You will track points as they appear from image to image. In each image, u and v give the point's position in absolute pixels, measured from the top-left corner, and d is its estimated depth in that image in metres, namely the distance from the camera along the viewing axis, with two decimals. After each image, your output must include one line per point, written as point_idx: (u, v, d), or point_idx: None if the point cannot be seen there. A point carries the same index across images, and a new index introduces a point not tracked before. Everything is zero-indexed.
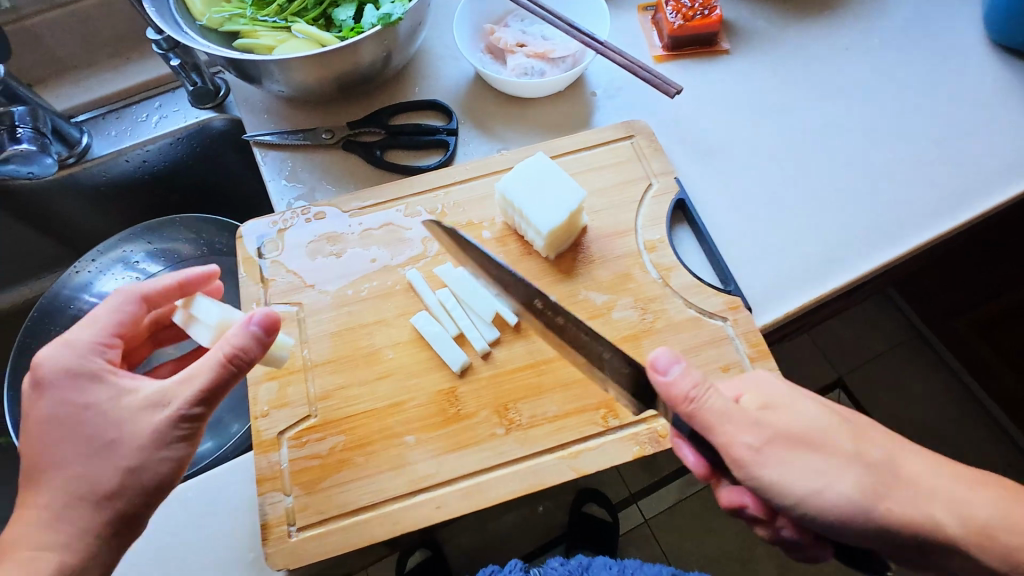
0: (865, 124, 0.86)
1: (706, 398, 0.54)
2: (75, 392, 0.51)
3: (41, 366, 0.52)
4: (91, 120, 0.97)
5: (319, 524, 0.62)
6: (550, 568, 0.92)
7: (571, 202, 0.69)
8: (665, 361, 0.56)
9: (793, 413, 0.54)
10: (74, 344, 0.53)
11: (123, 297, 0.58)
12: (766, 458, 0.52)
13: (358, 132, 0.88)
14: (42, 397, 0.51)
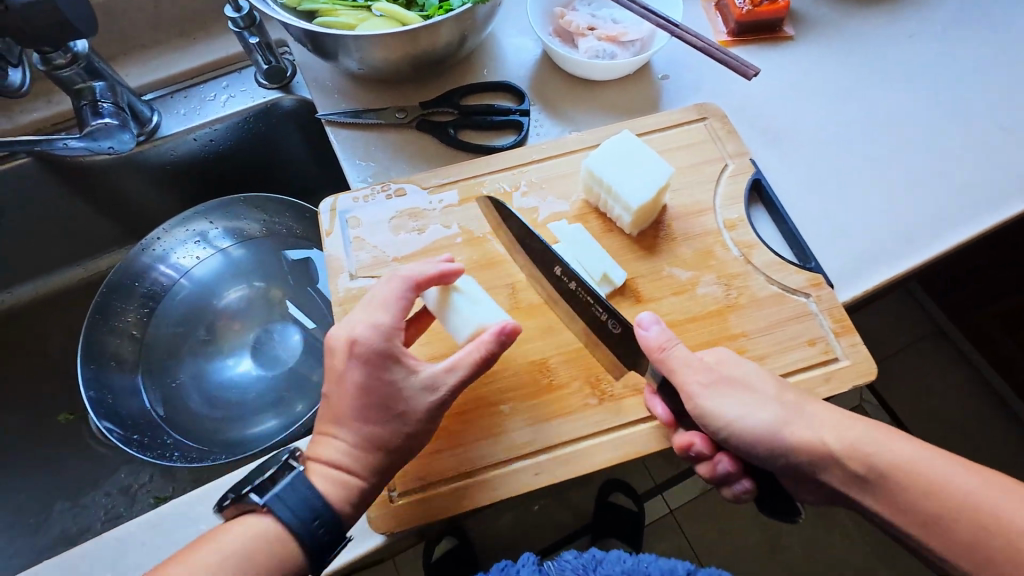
0: (931, 108, 0.88)
1: (674, 350, 0.62)
2: (370, 376, 0.58)
3: (353, 344, 0.58)
4: (159, 99, 0.97)
5: (418, 490, 0.63)
6: (561, 559, 0.80)
7: (659, 178, 0.71)
8: (647, 320, 0.64)
9: (738, 366, 0.62)
10: (375, 330, 0.59)
11: (400, 288, 0.62)
12: (708, 395, 0.60)
13: (432, 112, 0.89)
14: (351, 373, 0.58)
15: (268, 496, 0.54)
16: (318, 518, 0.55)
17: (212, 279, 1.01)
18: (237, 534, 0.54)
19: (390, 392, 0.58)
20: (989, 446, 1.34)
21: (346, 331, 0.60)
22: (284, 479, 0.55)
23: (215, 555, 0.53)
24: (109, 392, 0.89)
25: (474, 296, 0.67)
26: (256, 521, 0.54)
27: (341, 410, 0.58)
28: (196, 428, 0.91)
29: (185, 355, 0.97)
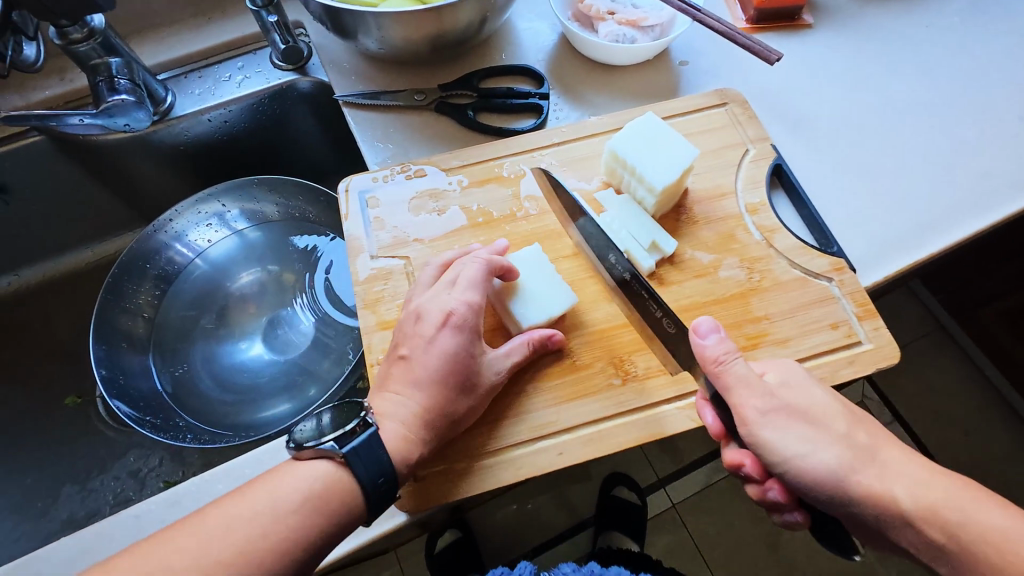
0: (949, 96, 0.87)
1: (733, 364, 0.57)
2: (459, 349, 0.61)
3: (449, 316, 0.62)
4: (173, 79, 0.96)
5: (441, 470, 0.63)
6: (562, 572, 0.90)
7: (684, 159, 0.71)
8: (706, 328, 0.60)
9: (803, 391, 0.57)
10: (467, 307, 0.63)
11: (481, 271, 0.66)
12: (765, 422, 0.55)
13: (451, 94, 0.88)
14: (440, 341, 0.61)
15: (348, 447, 0.54)
16: (385, 475, 0.55)
17: (226, 261, 1.00)
18: (312, 475, 0.53)
19: (467, 370, 0.61)
20: (991, 442, 1.34)
21: (439, 304, 0.63)
22: (366, 432, 0.55)
23: (291, 492, 0.52)
24: (121, 372, 0.88)
25: (546, 279, 0.70)
26: (329, 467, 0.54)
27: (418, 377, 0.60)
28: (208, 411, 0.90)
29: (196, 339, 0.96)
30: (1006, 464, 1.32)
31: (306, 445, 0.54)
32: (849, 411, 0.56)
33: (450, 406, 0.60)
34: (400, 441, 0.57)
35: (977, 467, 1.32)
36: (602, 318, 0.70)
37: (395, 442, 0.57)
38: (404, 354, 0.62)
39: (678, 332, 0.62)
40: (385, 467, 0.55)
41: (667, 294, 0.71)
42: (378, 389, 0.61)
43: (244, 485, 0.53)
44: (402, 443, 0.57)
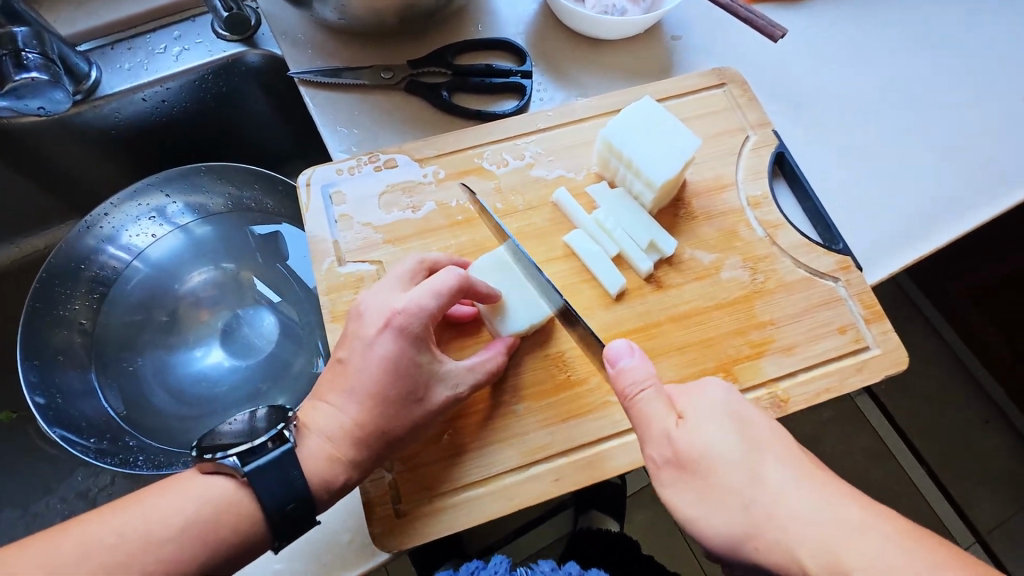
0: (953, 76, 0.83)
1: (637, 399, 0.51)
2: (398, 357, 0.53)
3: (391, 319, 0.54)
4: (98, 51, 0.83)
5: (428, 503, 0.57)
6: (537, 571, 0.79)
7: (684, 149, 0.65)
8: (618, 352, 0.53)
9: (704, 435, 0.48)
10: (416, 312, 0.54)
11: (453, 287, 0.56)
12: (662, 478, 0.49)
13: (423, 72, 0.79)
14: (379, 346, 0.53)
15: (250, 465, 0.48)
16: (294, 500, 0.48)
17: (172, 261, 0.90)
18: (210, 492, 0.48)
19: (405, 385, 0.53)
20: (957, 416, 1.37)
21: (386, 302, 0.55)
22: (275, 451, 0.49)
23: (180, 511, 0.47)
24: (59, 393, 0.78)
25: (522, 282, 0.63)
26: (231, 485, 0.49)
27: (352, 385, 0.53)
28: (162, 428, 0.81)
29: (144, 347, 0.86)
30: (973, 437, 1.35)
31: (205, 457, 0.48)
32: (760, 451, 0.47)
33: (384, 419, 0.52)
34: (324, 459, 0.51)
35: (946, 443, 1.35)
36: None
37: (314, 465, 0.51)
38: (341, 357, 0.55)
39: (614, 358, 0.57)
40: (293, 490, 0.48)
41: (666, 299, 0.65)
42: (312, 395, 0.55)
43: (140, 495, 0.49)
44: (321, 461, 0.51)
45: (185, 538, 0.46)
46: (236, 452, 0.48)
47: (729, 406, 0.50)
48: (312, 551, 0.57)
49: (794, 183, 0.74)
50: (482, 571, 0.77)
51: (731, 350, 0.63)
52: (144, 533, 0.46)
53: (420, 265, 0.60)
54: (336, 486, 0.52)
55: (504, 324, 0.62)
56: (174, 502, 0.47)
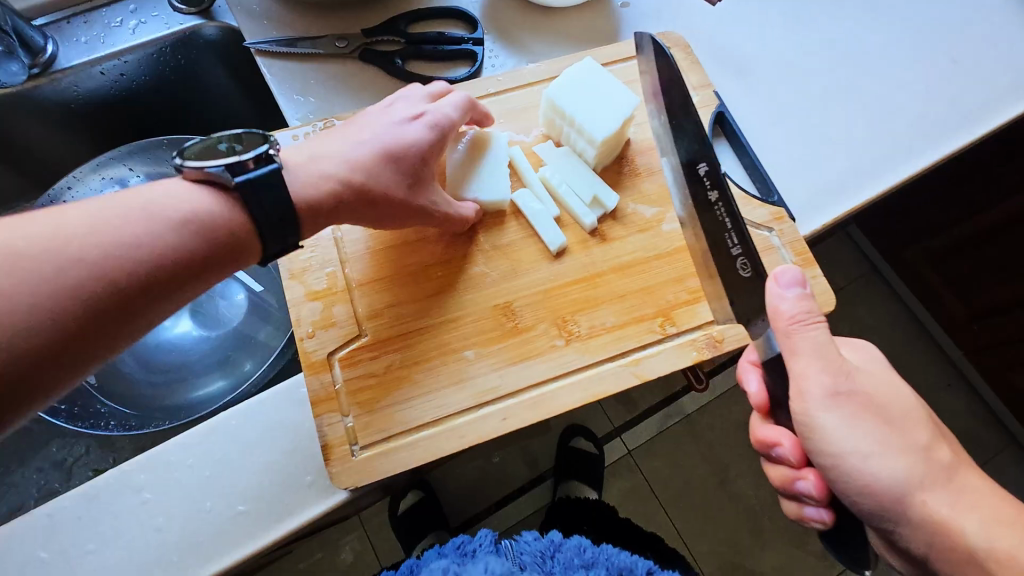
0: (889, 38, 0.86)
1: (809, 329, 0.53)
2: (416, 141, 0.60)
3: (423, 115, 0.62)
4: (54, 25, 0.84)
5: (382, 441, 0.61)
6: (523, 542, 0.80)
7: (623, 108, 0.68)
8: (792, 280, 0.55)
9: (873, 380, 0.53)
10: (445, 119, 0.63)
11: (461, 106, 0.65)
12: (830, 407, 0.51)
13: (377, 40, 0.81)
14: (406, 133, 0.61)
15: (241, 178, 0.49)
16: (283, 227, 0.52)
17: None
18: (197, 198, 0.49)
19: (407, 158, 0.60)
20: (919, 376, 1.45)
21: (414, 107, 0.63)
22: (265, 168, 0.50)
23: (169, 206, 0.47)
24: None
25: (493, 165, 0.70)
26: (215, 195, 0.49)
27: (366, 143, 0.58)
28: (134, 394, 0.85)
29: None
30: (930, 391, 1.44)
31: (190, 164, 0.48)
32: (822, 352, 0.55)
33: (377, 181, 0.58)
34: None
35: None
36: (533, 284, 0.67)
37: (303, 181, 0.54)
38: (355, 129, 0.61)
39: (754, 274, 0.59)
40: (283, 206, 0.51)
41: (609, 251, 0.69)
42: (319, 136, 0.60)
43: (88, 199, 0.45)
44: (314, 180, 0.55)
45: (172, 233, 0.46)
46: (225, 162, 0.48)
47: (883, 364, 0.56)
48: (273, 492, 0.61)
49: (733, 141, 0.77)
50: (471, 544, 0.78)
51: (670, 297, 0.67)
52: (127, 212, 0.45)
53: (439, 91, 0.67)
54: (315, 223, 0.55)
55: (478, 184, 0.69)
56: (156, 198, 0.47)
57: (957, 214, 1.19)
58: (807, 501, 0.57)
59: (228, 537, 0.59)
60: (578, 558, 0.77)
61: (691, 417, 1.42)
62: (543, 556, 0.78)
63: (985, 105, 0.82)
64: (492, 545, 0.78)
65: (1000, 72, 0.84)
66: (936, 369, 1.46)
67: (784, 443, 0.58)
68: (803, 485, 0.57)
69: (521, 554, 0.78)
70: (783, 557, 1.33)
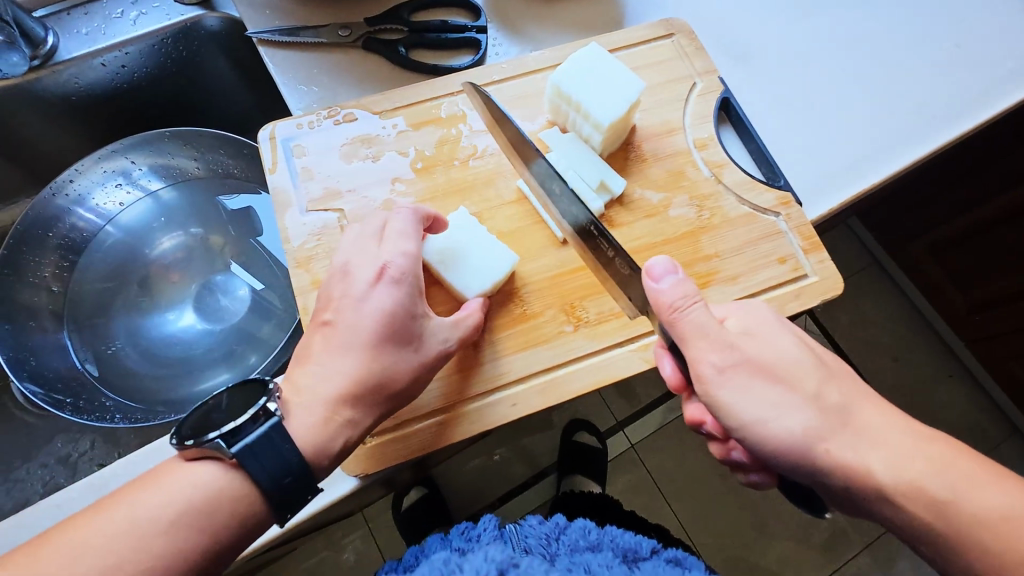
0: (894, 25, 0.86)
1: (688, 310, 0.54)
2: (397, 307, 0.56)
3: (384, 271, 0.57)
4: (53, 17, 0.83)
5: (391, 430, 0.60)
6: (528, 526, 0.79)
7: (629, 94, 0.68)
8: (662, 270, 0.55)
9: (765, 343, 0.53)
10: (405, 259, 0.58)
11: (410, 219, 0.61)
12: (723, 381, 0.52)
13: (380, 29, 0.80)
14: (375, 298, 0.56)
15: (238, 446, 0.47)
16: (290, 474, 0.49)
17: (142, 226, 0.92)
18: (209, 476, 0.48)
19: (400, 335, 0.56)
20: (921, 367, 1.45)
21: (371, 258, 0.58)
22: (260, 429, 0.48)
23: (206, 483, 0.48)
24: (31, 354, 0.81)
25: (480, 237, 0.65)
26: (221, 467, 0.48)
27: (352, 350, 0.54)
28: (137, 388, 0.83)
29: (115, 311, 0.88)
30: (933, 381, 1.44)
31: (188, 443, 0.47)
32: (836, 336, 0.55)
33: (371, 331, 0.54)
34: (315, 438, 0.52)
35: (907, 390, 1.44)
36: (542, 269, 0.67)
37: (309, 431, 0.52)
38: (328, 319, 0.56)
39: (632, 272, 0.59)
40: (288, 463, 0.49)
41: (617, 237, 0.69)
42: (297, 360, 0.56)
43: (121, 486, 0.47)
44: (321, 427, 0.52)
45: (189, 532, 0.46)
46: (220, 434, 0.47)
47: (778, 321, 0.56)
48: None
49: (739, 127, 0.77)
50: (475, 530, 0.78)
51: None
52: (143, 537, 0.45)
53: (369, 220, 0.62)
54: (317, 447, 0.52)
55: (457, 275, 0.64)
56: (186, 484, 0.47)
57: (963, 205, 1.18)
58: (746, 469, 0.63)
59: None
60: (584, 540, 0.77)
61: None
62: (548, 539, 0.78)
63: (988, 91, 0.82)
64: (497, 531, 0.77)
65: (1006, 58, 0.84)
66: (939, 360, 1.46)
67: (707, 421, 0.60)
68: (737, 454, 0.63)
69: (525, 538, 0.77)
70: (787, 549, 1.33)
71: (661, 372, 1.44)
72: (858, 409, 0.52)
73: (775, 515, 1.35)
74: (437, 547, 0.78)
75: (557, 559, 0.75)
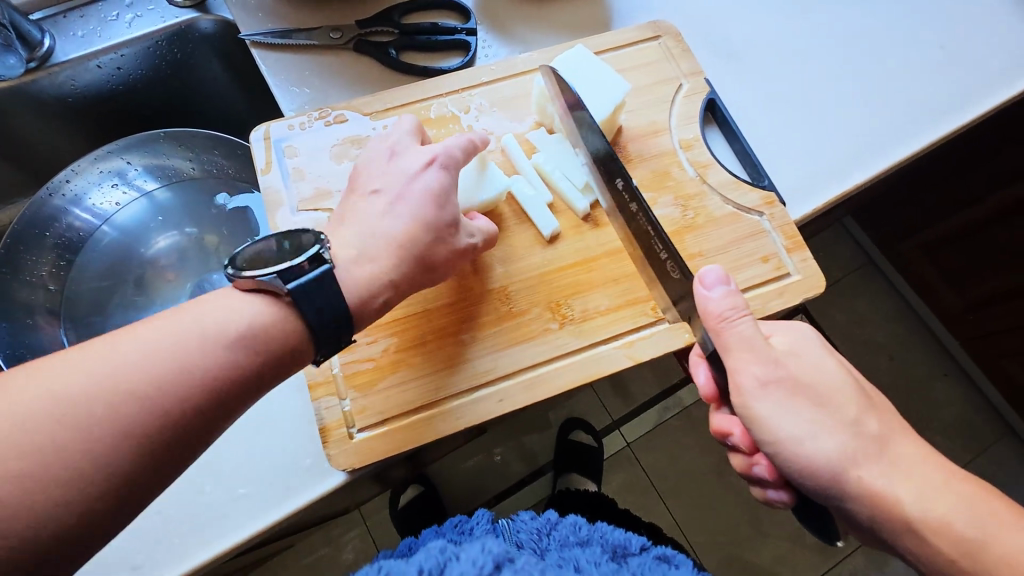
0: (879, 27, 0.87)
1: (735, 322, 0.55)
2: (442, 190, 0.59)
3: (435, 157, 0.60)
4: (50, 19, 0.84)
5: (379, 424, 0.62)
6: (519, 521, 0.82)
7: (614, 95, 0.69)
8: (715, 279, 0.57)
9: (810, 362, 0.54)
10: (456, 155, 0.61)
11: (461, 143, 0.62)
12: (761, 394, 0.53)
13: (371, 31, 0.81)
14: (425, 178, 0.59)
15: (294, 284, 0.49)
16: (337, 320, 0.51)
17: (138, 226, 0.93)
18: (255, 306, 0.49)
19: (442, 215, 0.59)
20: (913, 368, 1.46)
21: (421, 150, 0.62)
22: (316, 270, 0.50)
23: (222, 323, 0.47)
24: (25, 349, 0.79)
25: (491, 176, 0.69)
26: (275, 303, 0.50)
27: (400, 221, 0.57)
28: None
29: (111, 309, 0.89)
30: (925, 380, 1.45)
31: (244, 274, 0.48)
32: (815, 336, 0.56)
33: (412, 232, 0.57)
34: None
35: (899, 389, 1.45)
36: (528, 268, 0.68)
37: (356, 284, 0.54)
38: (377, 189, 0.60)
39: (682, 275, 0.61)
40: (338, 309, 0.51)
41: (603, 236, 0.70)
42: (341, 220, 0.59)
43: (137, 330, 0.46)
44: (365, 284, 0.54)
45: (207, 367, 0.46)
46: (277, 270, 0.48)
47: (823, 342, 0.57)
48: (272, 475, 0.62)
49: (724, 128, 0.78)
50: (468, 524, 0.81)
51: None
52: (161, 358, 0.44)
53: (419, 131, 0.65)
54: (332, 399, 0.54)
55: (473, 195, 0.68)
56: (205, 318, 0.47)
57: (956, 204, 1.19)
58: (766, 485, 0.59)
59: (230, 519, 0.60)
60: (574, 534, 0.79)
61: (688, 409, 1.43)
62: (539, 534, 0.80)
63: (972, 92, 0.83)
64: (489, 526, 0.80)
65: (990, 60, 0.85)
66: (930, 359, 1.47)
67: (735, 433, 0.59)
68: (759, 469, 0.59)
69: (517, 533, 0.80)
70: (780, 548, 1.34)
71: (654, 370, 1.45)
72: (883, 428, 0.52)
73: (768, 514, 1.36)
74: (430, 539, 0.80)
75: (546, 553, 0.76)
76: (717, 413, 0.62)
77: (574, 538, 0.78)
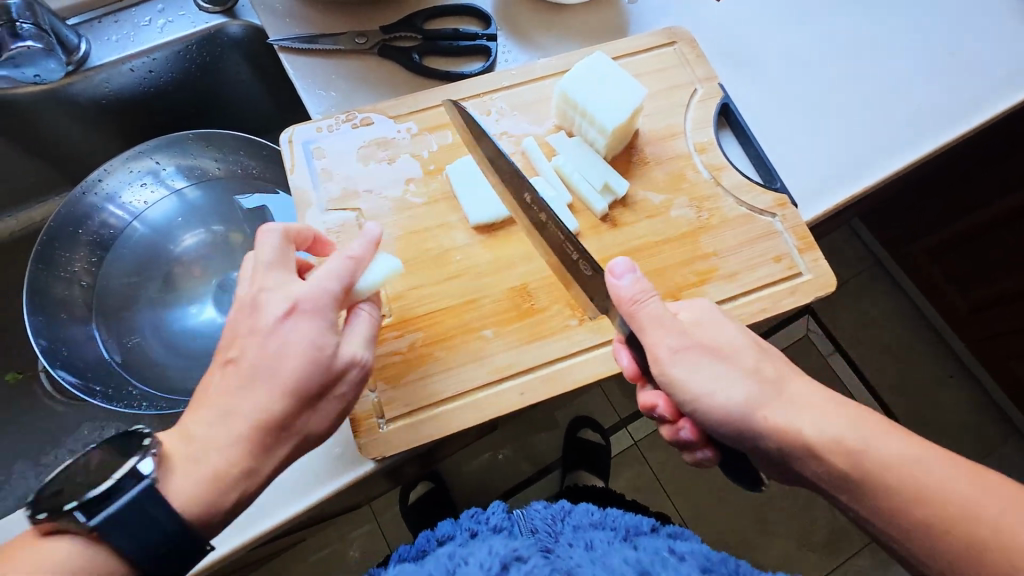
0: (889, 33, 0.89)
1: (646, 303, 0.58)
2: (310, 343, 0.53)
3: (295, 306, 0.53)
4: (86, 24, 0.87)
5: (406, 416, 0.64)
6: (531, 511, 0.82)
7: (633, 101, 0.72)
8: (622, 269, 0.59)
9: (712, 330, 0.58)
10: (323, 296, 0.55)
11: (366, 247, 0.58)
12: (675, 361, 0.56)
13: (395, 37, 0.84)
14: (284, 330, 0.53)
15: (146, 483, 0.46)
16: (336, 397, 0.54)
17: (166, 223, 0.96)
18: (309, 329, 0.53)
19: (334, 362, 0.54)
20: (919, 370, 1.48)
21: (285, 289, 0.55)
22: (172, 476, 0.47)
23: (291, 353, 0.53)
24: (63, 343, 0.85)
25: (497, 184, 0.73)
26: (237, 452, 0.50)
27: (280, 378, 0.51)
28: (160, 377, 0.87)
29: (140, 304, 0.93)
30: (932, 380, 1.47)
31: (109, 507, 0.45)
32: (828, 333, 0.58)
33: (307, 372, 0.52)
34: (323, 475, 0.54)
35: (905, 389, 1.46)
36: (549, 267, 0.71)
37: (197, 489, 0.49)
38: (231, 357, 0.53)
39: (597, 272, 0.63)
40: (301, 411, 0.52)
41: (621, 236, 0.72)
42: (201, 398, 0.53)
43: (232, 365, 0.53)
44: (208, 488, 0.49)
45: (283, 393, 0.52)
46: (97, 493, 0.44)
47: (722, 314, 0.60)
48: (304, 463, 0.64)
49: (737, 132, 0.81)
50: (483, 514, 0.80)
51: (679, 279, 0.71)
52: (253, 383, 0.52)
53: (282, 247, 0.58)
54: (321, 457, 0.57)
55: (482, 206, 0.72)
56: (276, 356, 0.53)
57: (967, 205, 1.20)
58: (694, 447, 0.62)
59: (263, 504, 0.62)
60: (587, 519, 0.82)
61: None
62: (552, 520, 0.82)
63: (981, 97, 0.85)
64: (504, 515, 0.80)
65: (999, 66, 0.86)
66: (937, 360, 1.49)
67: (660, 404, 0.61)
68: (685, 433, 0.61)
69: (532, 521, 0.80)
70: (786, 545, 1.36)
71: None
72: None
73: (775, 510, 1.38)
74: (448, 528, 0.80)
75: (561, 537, 0.78)
76: (642, 389, 0.64)
77: (588, 522, 0.81)
